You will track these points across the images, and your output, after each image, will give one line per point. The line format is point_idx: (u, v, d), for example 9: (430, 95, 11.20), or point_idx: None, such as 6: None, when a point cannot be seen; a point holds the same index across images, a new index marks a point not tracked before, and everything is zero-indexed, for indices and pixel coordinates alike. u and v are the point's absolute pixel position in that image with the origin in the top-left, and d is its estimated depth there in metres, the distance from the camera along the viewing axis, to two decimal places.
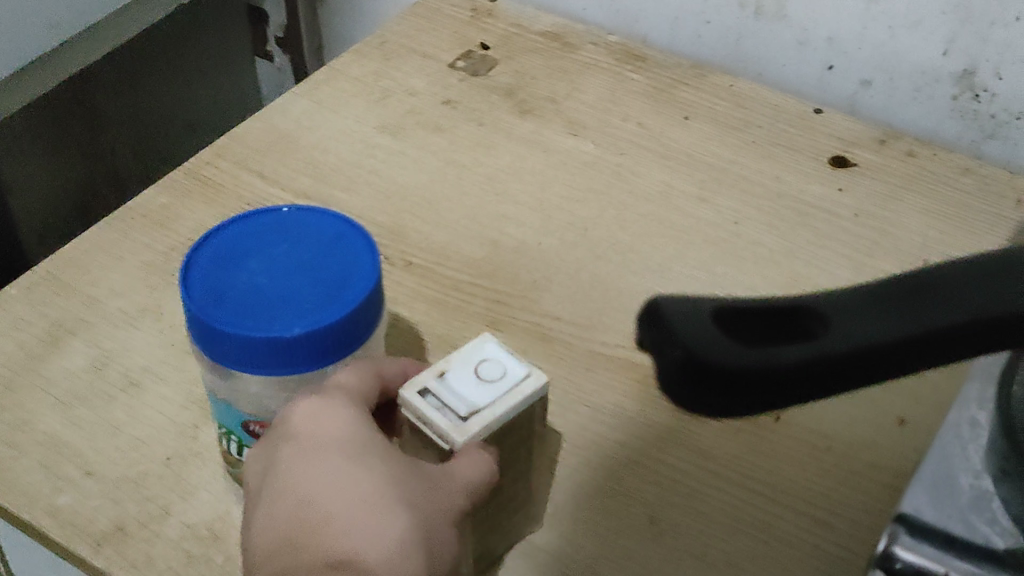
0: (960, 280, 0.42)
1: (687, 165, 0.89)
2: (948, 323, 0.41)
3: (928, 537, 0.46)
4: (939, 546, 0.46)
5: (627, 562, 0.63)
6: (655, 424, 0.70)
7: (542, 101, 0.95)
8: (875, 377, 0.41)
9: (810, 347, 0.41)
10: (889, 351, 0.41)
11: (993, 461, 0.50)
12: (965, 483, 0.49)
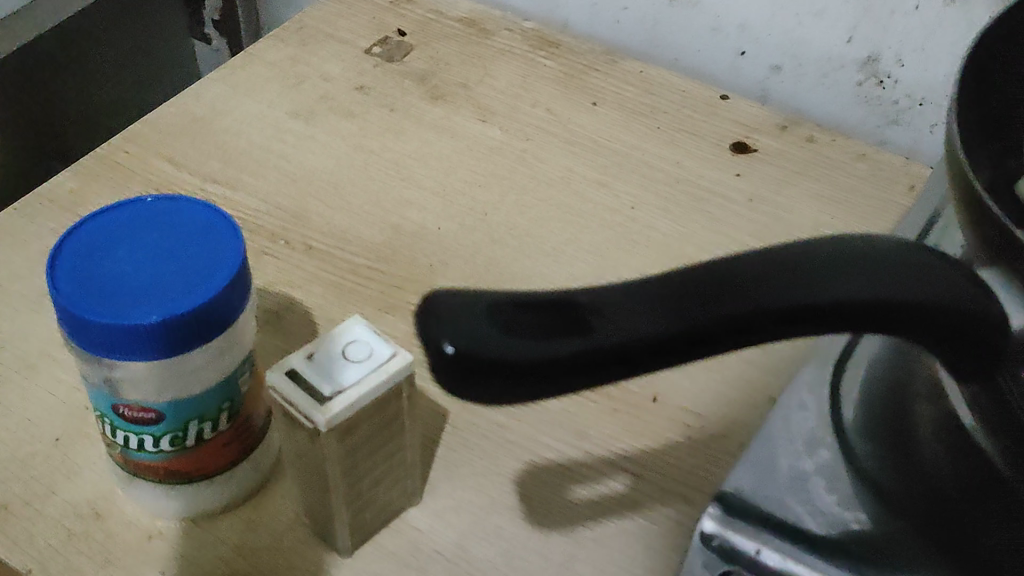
0: (757, 269, 0.40)
1: (590, 150, 0.90)
2: (746, 313, 0.39)
3: (744, 516, 0.50)
4: (752, 524, 0.50)
5: (495, 538, 0.65)
6: (534, 405, 0.72)
7: (453, 86, 0.97)
8: (659, 367, 0.39)
9: (595, 338, 0.38)
10: (676, 342, 0.38)
11: (814, 452, 0.54)
12: (789, 471, 0.53)
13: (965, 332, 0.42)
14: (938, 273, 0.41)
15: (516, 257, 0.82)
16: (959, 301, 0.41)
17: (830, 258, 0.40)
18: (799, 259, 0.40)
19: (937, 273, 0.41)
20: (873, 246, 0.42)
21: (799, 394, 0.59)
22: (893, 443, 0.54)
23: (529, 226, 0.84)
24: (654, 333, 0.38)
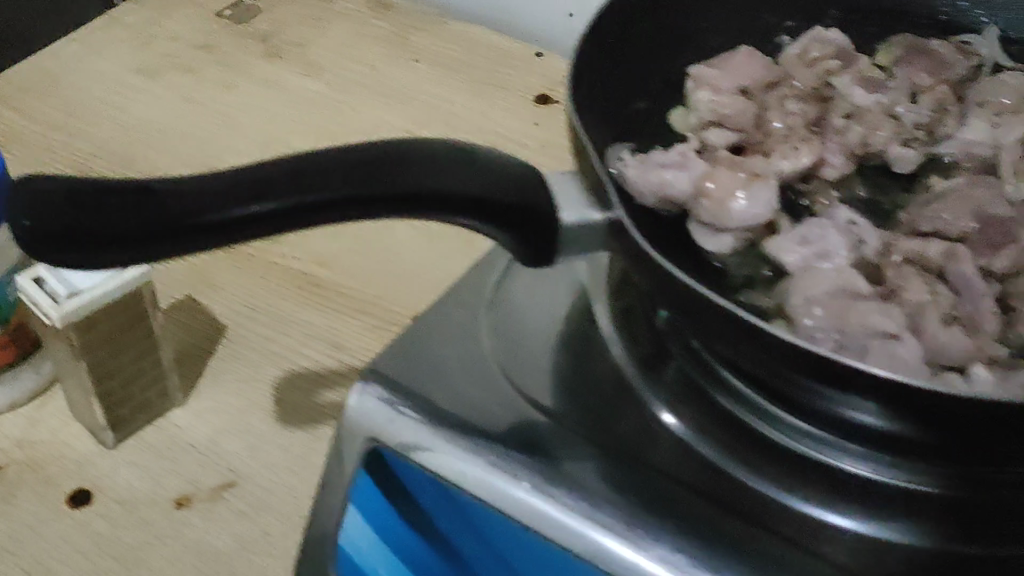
0: (313, 167, 0.47)
1: (402, 101, 0.99)
2: (293, 200, 0.46)
3: (382, 401, 0.58)
4: (387, 408, 0.58)
5: (245, 433, 0.74)
6: (303, 322, 0.81)
7: (289, 46, 1.06)
8: (223, 242, 0.47)
9: (158, 213, 0.45)
10: (229, 222, 0.46)
11: (464, 341, 0.62)
12: (437, 357, 0.61)
13: (509, 222, 0.50)
14: (483, 173, 0.49)
15: None
16: (498, 194, 0.49)
17: (381, 156, 0.48)
18: (355, 156, 0.48)
19: (481, 172, 0.50)
20: (433, 151, 0.50)
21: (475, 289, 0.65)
22: (540, 333, 0.63)
23: None
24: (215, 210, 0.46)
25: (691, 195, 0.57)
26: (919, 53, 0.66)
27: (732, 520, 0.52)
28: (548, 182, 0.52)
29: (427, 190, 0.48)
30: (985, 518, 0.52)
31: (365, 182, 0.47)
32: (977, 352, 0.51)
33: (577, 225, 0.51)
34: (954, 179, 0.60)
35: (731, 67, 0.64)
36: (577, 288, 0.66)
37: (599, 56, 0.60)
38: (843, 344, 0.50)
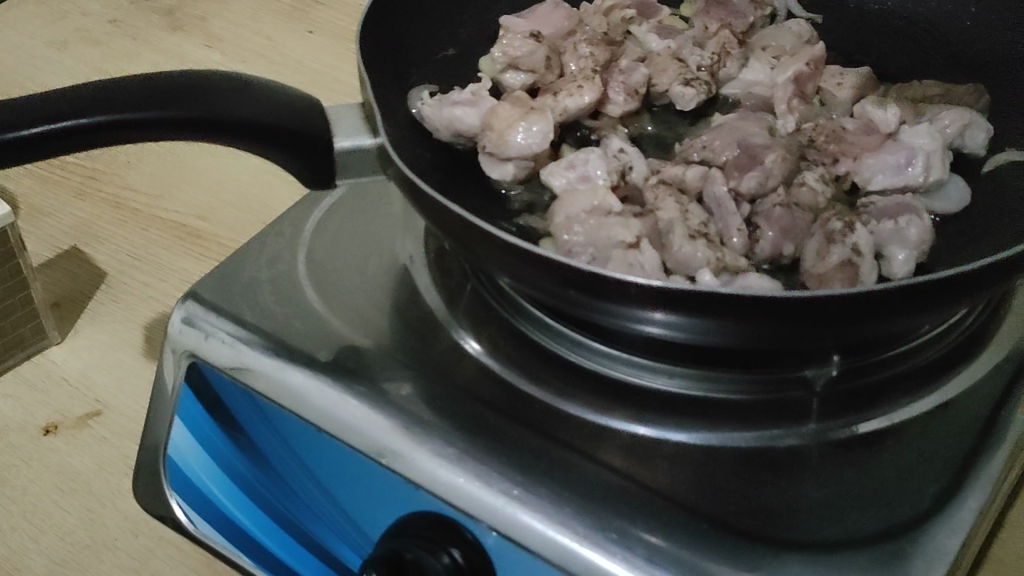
0: (116, 90, 0.52)
1: (292, 69, 1.05)
2: (94, 117, 0.51)
3: (205, 312, 0.63)
4: (207, 319, 0.62)
5: (112, 368, 0.79)
6: (179, 268, 0.86)
7: (193, 19, 1.12)
8: (30, 157, 0.51)
9: None
10: (34, 136, 0.50)
11: (289, 262, 0.66)
12: (259, 275, 0.65)
13: (298, 140, 0.55)
14: (277, 102, 0.55)
15: (205, 159, 0.97)
16: (278, 119, 0.54)
17: (170, 84, 0.53)
18: (146, 85, 0.53)
19: (263, 101, 0.55)
20: (230, 81, 0.55)
21: (303, 216, 0.70)
22: (356, 252, 0.67)
23: None
24: (21, 127, 0.50)
25: (477, 129, 0.62)
26: (716, 3, 0.72)
27: (519, 427, 0.55)
28: (327, 112, 0.57)
29: (208, 113, 0.53)
30: (763, 413, 0.56)
31: (160, 102, 0.52)
32: (720, 263, 0.56)
33: (351, 150, 0.56)
34: (729, 115, 0.66)
35: (537, 18, 0.70)
36: (393, 211, 0.71)
37: (400, 3, 0.66)
38: (593, 255, 0.55)
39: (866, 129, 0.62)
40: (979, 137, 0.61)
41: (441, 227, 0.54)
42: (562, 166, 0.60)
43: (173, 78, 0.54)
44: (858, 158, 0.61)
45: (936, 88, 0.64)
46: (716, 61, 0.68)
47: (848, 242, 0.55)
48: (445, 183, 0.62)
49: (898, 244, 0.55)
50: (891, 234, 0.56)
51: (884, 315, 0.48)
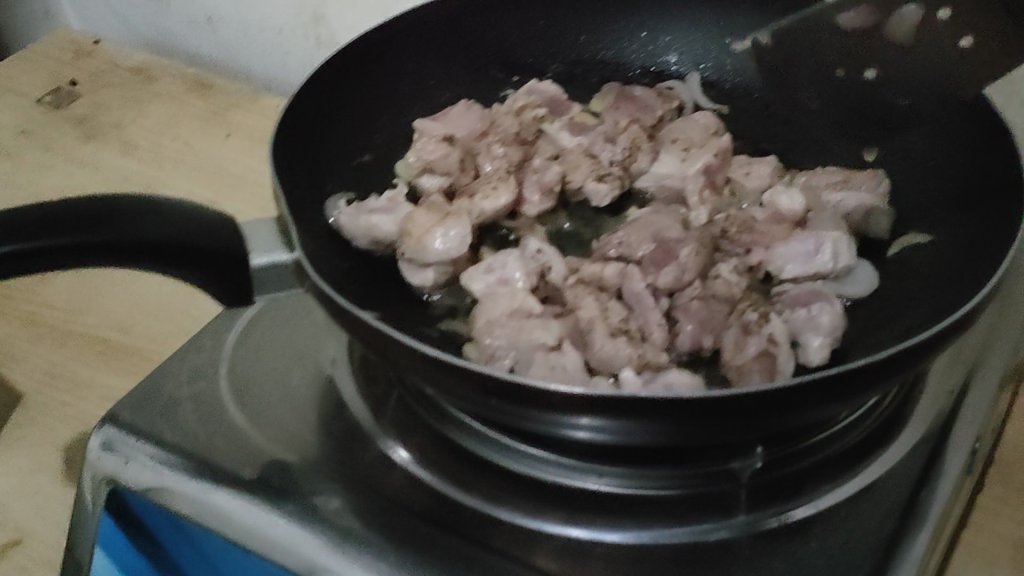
0: (31, 218, 0.52)
1: (211, 174, 1.05)
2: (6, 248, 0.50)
3: (120, 433, 0.61)
4: (123, 440, 0.61)
5: (30, 494, 0.76)
6: (99, 383, 0.84)
7: (107, 127, 1.11)
8: None
9: None
10: None
11: (207, 375, 0.65)
12: (176, 391, 0.64)
13: (218, 263, 0.54)
14: (197, 224, 0.54)
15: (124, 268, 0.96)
16: (191, 238, 0.53)
17: (80, 209, 0.52)
18: (57, 212, 0.52)
19: (177, 220, 0.54)
20: (150, 204, 0.54)
21: (221, 328, 0.69)
22: (276, 362, 0.67)
23: None
24: None
25: (395, 236, 0.62)
26: (625, 99, 0.73)
27: (452, 538, 0.54)
28: (241, 228, 0.56)
29: (118, 236, 0.52)
30: (694, 507, 0.56)
31: (75, 229, 0.51)
32: (642, 359, 0.56)
33: (268, 267, 0.55)
34: (644, 209, 0.67)
35: (449, 119, 0.70)
36: (312, 318, 0.70)
37: (315, 111, 0.66)
38: (516, 358, 0.56)
39: (774, 219, 0.64)
40: (883, 222, 0.62)
41: (361, 340, 0.53)
42: (479, 270, 0.61)
43: (91, 203, 0.53)
44: (769, 248, 0.63)
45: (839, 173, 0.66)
46: (628, 155, 0.69)
47: (764, 332, 0.56)
48: (364, 284, 0.61)
49: (812, 331, 0.56)
50: (804, 322, 0.57)
51: (802, 408, 0.48)
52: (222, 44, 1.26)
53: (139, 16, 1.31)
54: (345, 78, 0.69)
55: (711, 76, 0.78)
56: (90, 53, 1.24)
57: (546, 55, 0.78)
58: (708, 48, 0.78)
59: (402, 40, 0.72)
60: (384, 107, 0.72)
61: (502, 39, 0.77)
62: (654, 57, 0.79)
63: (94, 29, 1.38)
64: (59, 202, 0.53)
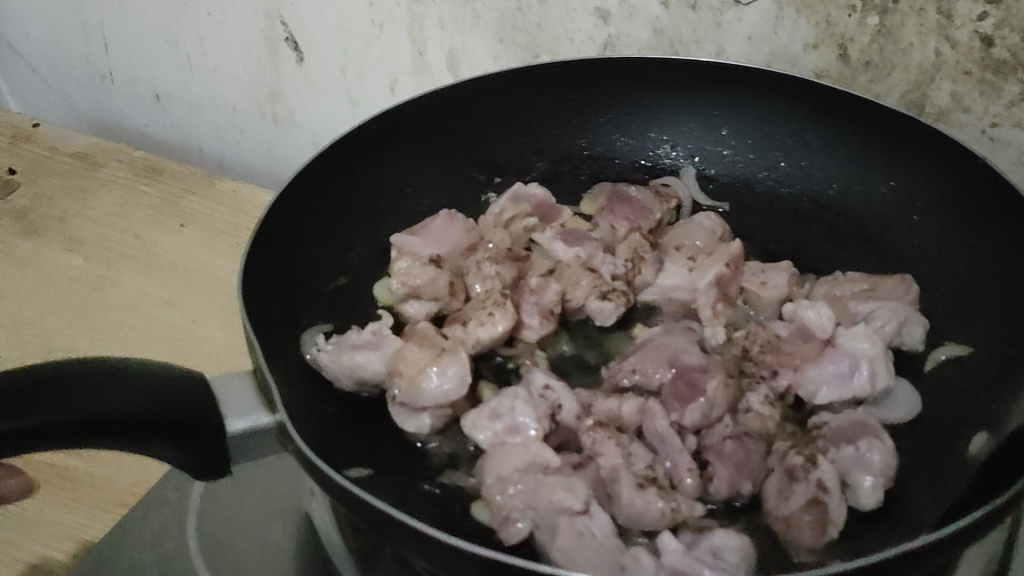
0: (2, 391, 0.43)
1: (164, 271, 0.96)
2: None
3: None
4: None
5: None
6: None
7: (49, 220, 1.03)
8: None
9: None
10: None
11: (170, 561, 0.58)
12: None
13: (200, 437, 0.48)
14: (178, 394, 0.47)
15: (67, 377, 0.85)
16: (158, 409, 0.46)
17: (22, 383, 0.44)
18: (2, 385, 0.44)
19: (138, 388, 0.46)
20: (128, 369, 0.47)
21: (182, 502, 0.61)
22: (251, 543, 0.58)
23: (85, 347, 0.87)
24: None
25: (383, 375, 0.56)
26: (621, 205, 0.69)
27: None
28: (215, 388, 0.50)
29: (72, 415, 0.44)
30: None
31: (54, 406, 0.44)
32: (676, 516, 0.50)
33: (248, 431, 0.49)
34: (653, 328, 0.62)
35: (432, 233, 0.66)
36: (284, 482, 0.61)
37: (286, 230, 0.62)
38: (537, 519, 0.49)
39: (800, 336, 0.59)
40: (916, 333, 0.59)
41: (341, 499, 0.45)
42: (482, 414, 0.54)
43: (66, 370, 0.45)
44: (798, 369, 0.58)
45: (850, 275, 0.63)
46: (630, 268, 0.65)
47: (812, 477, 0.50)
48: (353, 432, 0.55)
49: (862, 470, 0.51)
50: (852, 459, 0.52)
51: None
52: (172, 124, 1.18)
53: (83, 95, 1.23)
54: (314, 192, 0.65)
55: (707, 169, 0.75)
56: (29, 138, 1.16)
57: (528, 152, 0.75)
58: (703, 138, 0.75)
59: (370, 149, 0.70)
60: (359, 219, 0.68)
61: (476, 138, 0.74)
62: (646, 149, 0.77)
63: (34, 111, 1.30)
64: (23, 370, 0.45)
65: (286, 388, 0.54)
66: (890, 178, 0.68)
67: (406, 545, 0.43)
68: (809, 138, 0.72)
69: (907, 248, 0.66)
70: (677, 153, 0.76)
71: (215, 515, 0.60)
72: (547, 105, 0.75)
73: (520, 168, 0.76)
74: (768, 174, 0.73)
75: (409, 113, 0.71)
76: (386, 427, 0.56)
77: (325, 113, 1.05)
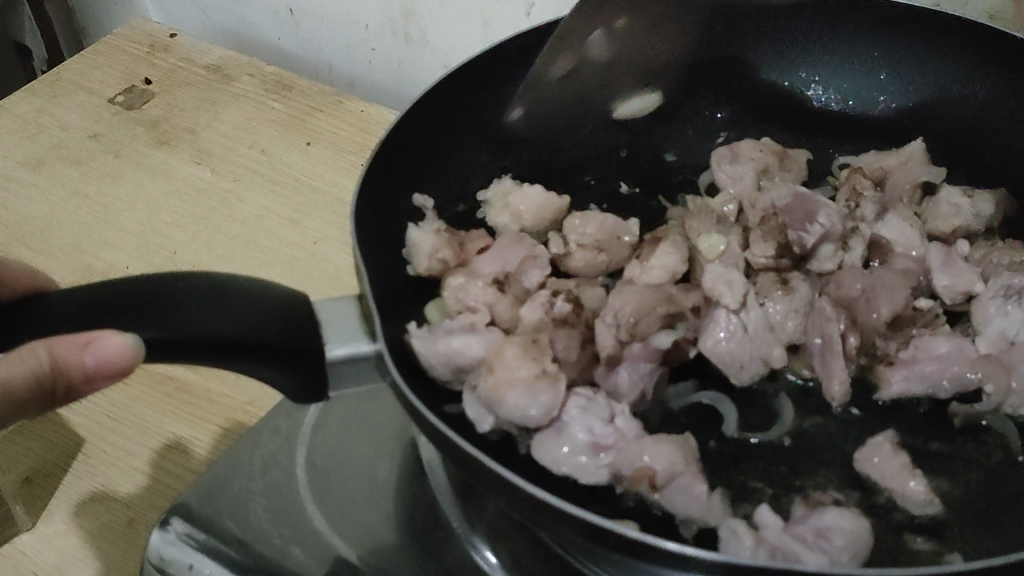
0: (121, 303, 0.45)
1: (291, 188, 0.95)
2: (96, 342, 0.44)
3: (197, 524, 0.55)
4: (193, 546, 0.53)
5: None
6: None
7: (181, 132, 1.03)
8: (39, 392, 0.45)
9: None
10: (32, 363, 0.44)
11: (270, 487, 0.57)
12: (252, 501, 0.56)
13: (302, 362, 0.47)
14: (285, 317, 0.47)
15: None
16: (261, 334, 0.46)
17: (137, 294, 0.45)
18: (121, 290, 0.45)
19: (237, 307, 0.46)
20: (244, 286, 0.47)
21: (289, 427, 0.61)
22: (359, 474, 0.58)
23: (210, 261, 0.87)
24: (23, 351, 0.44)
25: (479, 362, 0.53)
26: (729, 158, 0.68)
27: None
28: (318, 312, 0.49)
29: (169, 334, 0.44)
30: None
31: (167, 327, 0.44)
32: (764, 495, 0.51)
33: (348, 360, 0.48)
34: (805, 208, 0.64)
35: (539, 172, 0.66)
36: (387, 416, 0.62)
37: (407, 152, 0.63)
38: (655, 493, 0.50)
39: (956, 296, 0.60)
40: None
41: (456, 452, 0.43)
42: (581, 398, 0.54)
43: (180, 282, 0.46)
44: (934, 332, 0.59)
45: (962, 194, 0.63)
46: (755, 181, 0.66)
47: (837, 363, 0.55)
48: None
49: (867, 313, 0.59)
50: (862, 305, 0.59)
51: None
52: (305, 38, 1.17)
53: (219, 6, 1.22)
54: (434, 120, 0.65)
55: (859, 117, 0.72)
56: (166, 47, 1.16)
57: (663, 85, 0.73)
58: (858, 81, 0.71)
59: (497, 74, 0.69)
60: (480, 146, 0.68)
61: None
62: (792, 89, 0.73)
63: (173, 21, 1.31)
64: (144, 278, 0.46)
65: (391, 327, 0.53)
66: None
67: (504, 501, 0.44)
68: None
69: None
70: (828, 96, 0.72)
71: (320, 442, 0.60)
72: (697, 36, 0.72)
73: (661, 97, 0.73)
74: None
75: (540, 38, 0.69)
76: None
77: (458, 32, 1.02)
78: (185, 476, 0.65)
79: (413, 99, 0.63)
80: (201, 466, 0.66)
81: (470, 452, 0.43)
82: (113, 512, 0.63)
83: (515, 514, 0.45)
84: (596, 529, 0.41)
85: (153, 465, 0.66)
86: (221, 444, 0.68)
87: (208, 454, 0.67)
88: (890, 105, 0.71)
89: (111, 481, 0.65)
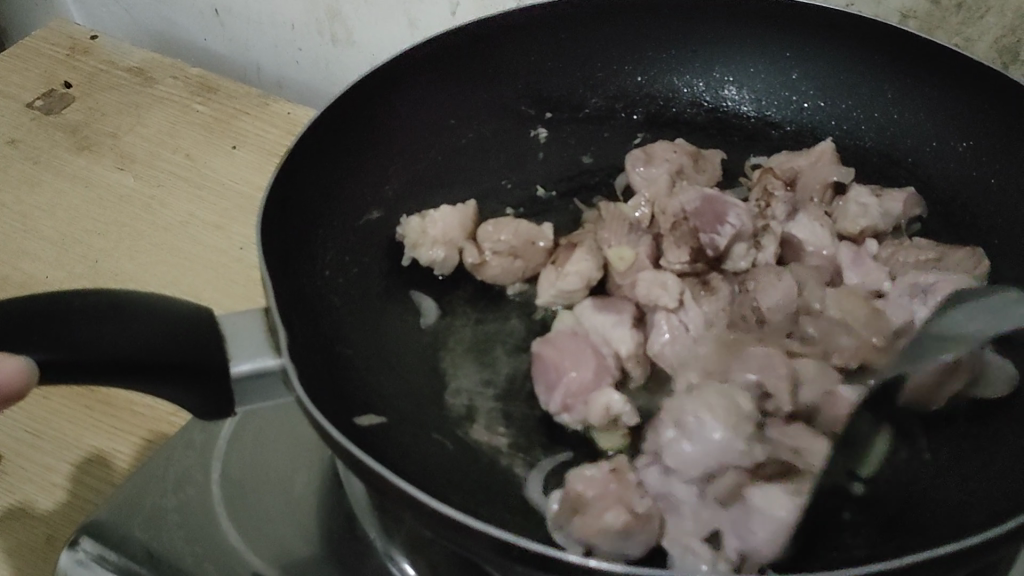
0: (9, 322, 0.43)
1: (215, 193, 0.94)
2: None
3: (107, 543, 0.54)
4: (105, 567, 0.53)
5: None
6: None
7: (102, 137, 1.01)
8: None
9: None
10: None
11: (183, 503, 0.56)
12: (166, 517, 0.56)
13: (205, 380, 0.46)
14: (186, 335, 0.46)
15: None
16: (159, 354, 0.45)
17: (30, 312, 0.44)
18: (12, 308, 0.44)
19: (136, 327, 0.45)
20: (144, 303, 0.46)
21: (204, 439, 0.60)
22: (276, 487, 0.58)
23: (132, 270, 0.86)
24: None
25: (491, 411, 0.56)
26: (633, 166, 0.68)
27: None
28: (222, 329, 0.47)
29: (64, 355, 0.44)
30: None
31: (61, 348, 0.43)
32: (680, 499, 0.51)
33: (252, 376, 0.47)
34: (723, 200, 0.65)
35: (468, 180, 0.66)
36: (304, 426, 0.61)
37: (319, 158, 0.62)
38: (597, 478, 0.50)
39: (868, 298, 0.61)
40: None
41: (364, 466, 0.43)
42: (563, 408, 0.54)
43: (76, 301, 0.45)
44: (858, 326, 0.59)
45: (871, 194, 0.64)
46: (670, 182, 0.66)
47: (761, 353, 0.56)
48: (366, 380, 0.55)
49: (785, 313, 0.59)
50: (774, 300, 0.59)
51: None
52: (230, 38, 1.15)
53: (142, 7, 1.20)
54: (346, 126, 0.65)
55: (774, 116, 0.73)
56: (87, 50, 1.14)
57: (581, 87, 0.73)
58: (771, 80, 0.72)
59: (413, 79, 0.68)
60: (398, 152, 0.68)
61: (531, 70, 0.72)
62: (709, 89, 0.74)
63: (96, 23, 1.28)
64: (39, 297, 0.45)
65: (301, 339, 0.53)
66: (967, 137, 0.65)
67: (413, 517, 0.44)
68: (883, 88, 0.69)
69: (982, 217, 0.63)
70: (743, 96, 0.73)
71: (235, 455, 0.59)
72: (614, 37, 0.73)
73: (581, 96, 0.73)
74: (838, 123, 0.71)
75: (449, 42, 0.69)
76: (387, 386, 0.56)
77: (384, 31, 1.01)
78: (104, 491, 0.64)
79: (325, 105, 0.62)
80: (120, 480, 0.65)
81: (375, 468, 0.43)
82: (28, 531, 0.62)
83: (425, 530, 0.44)
84: (502, 543, 0.41)
85: (69, 480, 0.65)
86: (142, 456, 0.67)
87: (128, 467, 0.66)
88: (803, 105, 0.72)
89: (26, 498, 0.64)
